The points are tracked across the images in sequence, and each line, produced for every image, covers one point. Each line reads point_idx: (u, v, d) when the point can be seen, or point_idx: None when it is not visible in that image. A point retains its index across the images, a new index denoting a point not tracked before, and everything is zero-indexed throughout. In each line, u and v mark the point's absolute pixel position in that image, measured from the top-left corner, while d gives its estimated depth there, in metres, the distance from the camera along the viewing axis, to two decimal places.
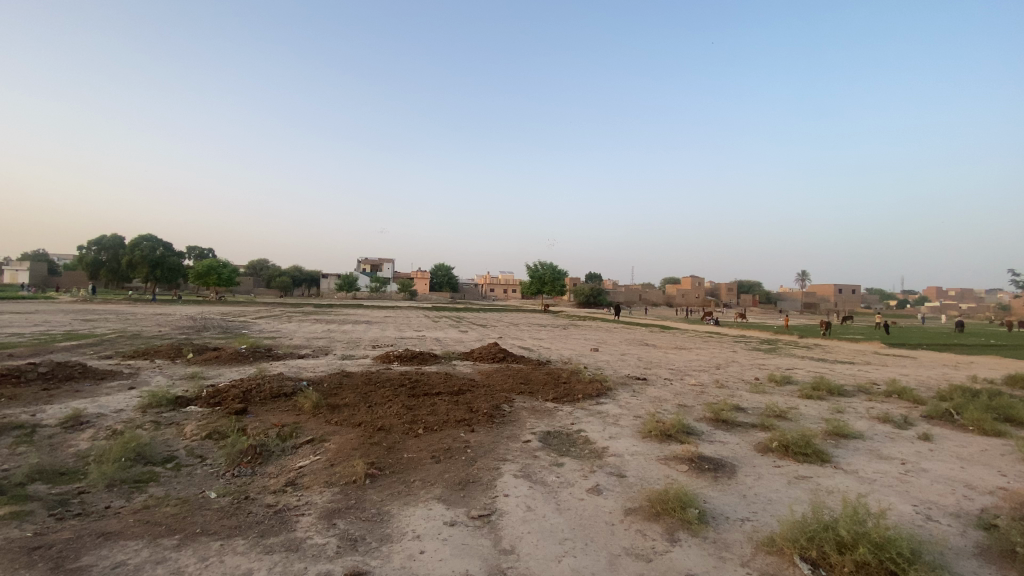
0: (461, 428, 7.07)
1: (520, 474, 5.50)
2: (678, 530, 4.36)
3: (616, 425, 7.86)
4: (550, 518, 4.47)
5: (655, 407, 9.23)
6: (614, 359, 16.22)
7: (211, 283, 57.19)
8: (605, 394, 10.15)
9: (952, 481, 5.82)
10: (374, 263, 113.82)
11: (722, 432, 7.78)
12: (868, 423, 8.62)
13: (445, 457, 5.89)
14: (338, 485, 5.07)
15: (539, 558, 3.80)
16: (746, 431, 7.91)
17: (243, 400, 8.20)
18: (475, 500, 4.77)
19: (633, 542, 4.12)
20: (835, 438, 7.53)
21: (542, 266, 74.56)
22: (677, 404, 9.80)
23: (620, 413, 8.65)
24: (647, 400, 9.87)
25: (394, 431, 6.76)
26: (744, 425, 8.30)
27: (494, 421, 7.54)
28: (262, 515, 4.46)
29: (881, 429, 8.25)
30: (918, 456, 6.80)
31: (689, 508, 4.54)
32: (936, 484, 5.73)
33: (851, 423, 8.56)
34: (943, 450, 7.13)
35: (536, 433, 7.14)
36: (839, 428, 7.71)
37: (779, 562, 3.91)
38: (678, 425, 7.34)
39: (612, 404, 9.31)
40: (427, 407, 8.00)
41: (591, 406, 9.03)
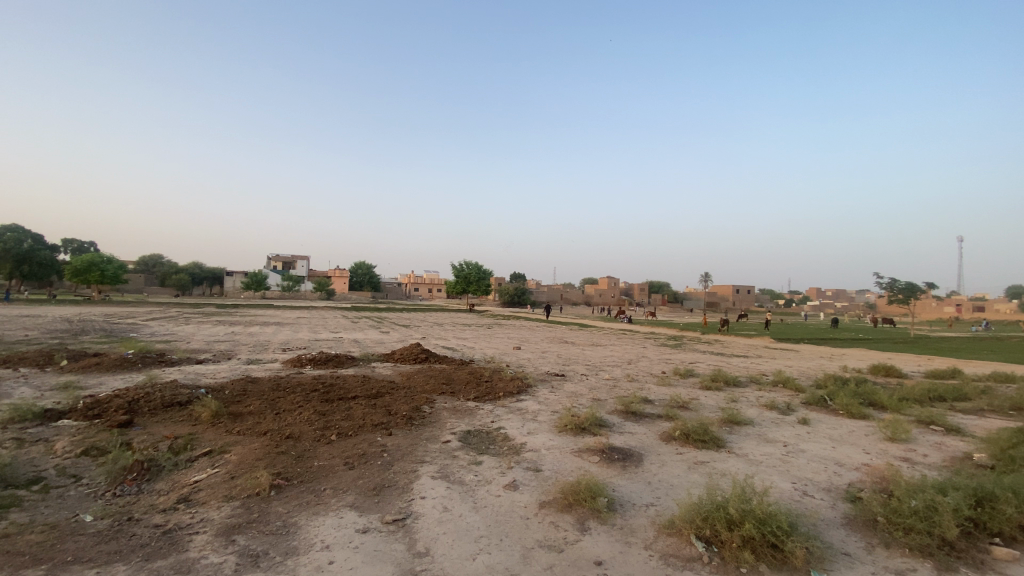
0: (377, 432, 6.87)
1: (438, 475, 5.44)
2: (588, 519, 4.55)
3: (534, 420, 8.04)
4: (466, 517, 4.47)
5: (572, 402, 9.55)
6: (535, 357, 16.58)
7: (93, 281, 50.80)
8: (525, 391, 10.35)
9: (825, 460, 6.59)
10: (289, 261, 107.54)
11: (632, 423, 8.24)
12: (758, 410, 9.51)
13: (359, 463, 5.69)
14: (239, 498, 4.72)
15: (453, 558, 3.79)
16: (653, 422, 8.43)
17: (129, 411, 7.39)
18: (390, 505, 4.66)
19: (546, 534, 4.24)
20: (730, 425, 8.25)
21: (466, 265, 74.46)
22: (592, 398, 10.22)
23: (538, 409, 8.87)
24: (564, 396, 10.19)
25: (303, 438, 6.42)
26: (652, 415, 8.84)
27: (413, 423, 7.41)
28: (149, 537, 4.05)
29: (768, 415, 9.16)
30: (798, 438, 7.62)
31: (599, 498, 4.76)
32: (812, 462, 6.45)
33: (744, 410, 9.41)
34: (818, 432, 8.05)
35: (455, 433, 7.11)
36: (733, 416, 8.45)
37: (677, 542, 4.21)
38: (591, 418, 7.66)
39: (531, 401, 9.51)
40: (342, 412, 7.69)
41: (510, 403, 9.17)
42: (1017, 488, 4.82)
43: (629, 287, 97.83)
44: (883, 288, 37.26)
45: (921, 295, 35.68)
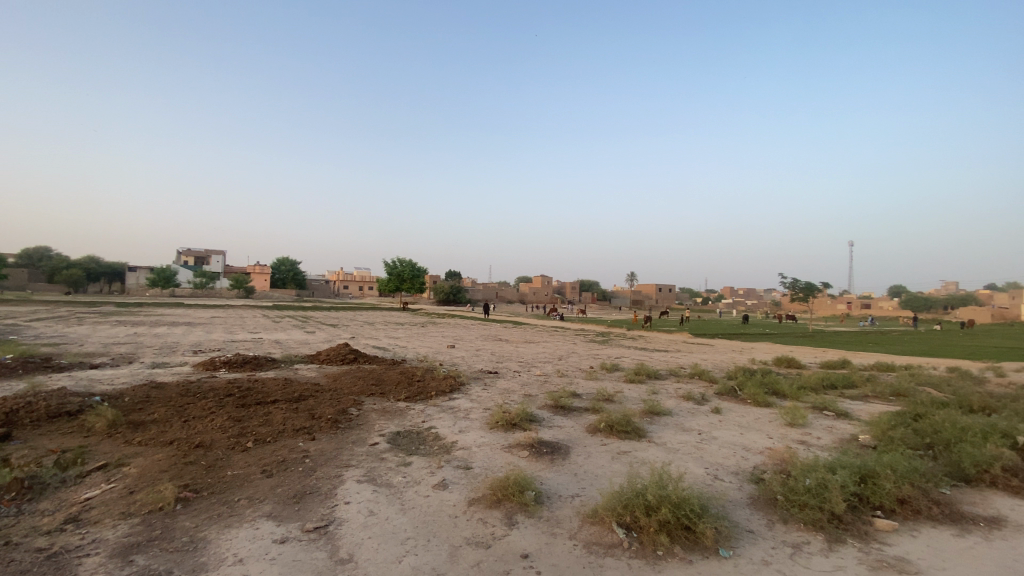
0: (299, 437, 6.56)
1: (363, 479, 5.29)
2: (516, 513, 4.63)
3: (465, 418, 8.03)
4: (393, 520, 4.39)
5: (503, 398, 9.64)
6: (468, 355, 16.56)
7: None
8: (457, 389, 10.32)
9: (735, 445, 7.14)
10: (204, 256, 99.79)
11: (561, 417, 8.47)
12: (677, 401, 10.11)
13: (279, 470, 5.41)
14: (139, 515, 4.32)
15: (378, 562, 3.71)
16: (581, 415, 8.72)
17: (5, 424, 6.51)
18: (311, 512, 4.47)
19: (474, 531, 4.25)
20: (651, 416, 8.71)
21: (399, 262, 72.84)
22: (524, 394, 10.39)
23: (470, 406, 8.88)
24: (496, 393, 10.27)
25: (216, 447, 5.99)
26: (580, 409, 9.14)
27: (338, 426, 7.15)
28: (27, 563, 3.59)
29: (686, 405, 9.77)
30: (712, 426, 8.19)
31: (526, 492, 4.86)
32: (723, 448, 6.96)
33: (664, 401, 9.98)
34: (728, 420, 8.70)
35: (384, 434, 6.95)
36: (654, 407, 8.92)
37: (600, 531, 4.40)
38: (522, 414, 7.77)
39: (462, 399, 9.49)
40: (261, 417, 7.26)
41: (442, 402, 9.10)
42: (891, 464, 5.47)
43: (562, 285, 100.32)
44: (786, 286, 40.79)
45: (818, 293, 39.47)
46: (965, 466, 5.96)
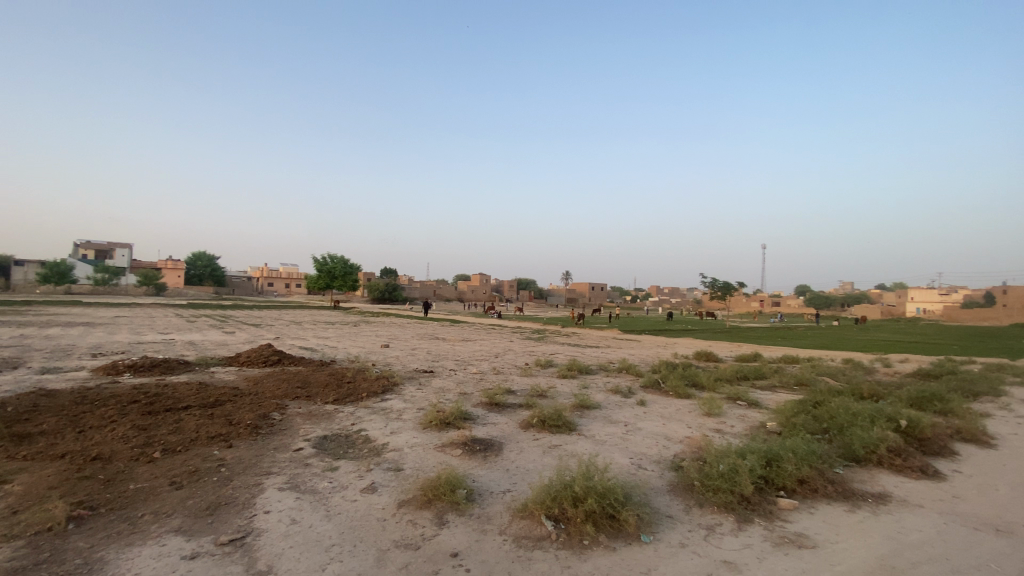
0: (214, 445, 6.14)
1: (285, 486, 5.05)
2: (447, 512, 4.61)
3: (397, 419, 7.88)
4: (317, 527, 4.23)
5: (437, 398, 9.55)
6: (402, 355, 16.24)
7: None
8: (389, 390, 10.09)
9: (658, 435, 7.54)
10: (106, 250, 90.48)
11: (494, 414, 8.53)
12: (606, 395, 10.51)
13: (190, 481, 5.03)
14: (23, 537, 3.85)
15: (300, 572, 3.56)
16: (514, 411, 8.83)
17: None
18: (226, 524, 4.20)
19: (402, 533, 4.20)
20: (581, 410, 8.99)
21: (331, 258, 69.99)
22: (458, 392, 10.35)
23: (402, 407, 8.72)
24: (430, 392, 10.16)
25: (116, 459, 5.47)
26: (513, 405, 9.25)
27: (258, 432, 6.77)
28: None
29: (614, 398, 10.19)
30: (638, 418, 8.59)
31: (457, 490, 4.85)
32: (647, 438, 7.32)
33: (594, 395, 10.33)
34: (653, 411, 9.16)
35: (309, 439, 6.66)
36: (584, 401, 9.22)
37: (529, 524, 4.49)
38: (455, 412, 7.74)
39: (395, 399, 9.30)
40: (170, 426, 6.71)
41: (373, 404, 8.86)
42: (793, 447, 6.01)
43: (499, 284, 100.88)
44: (706, 285, 43.52)
45: (734, 292, 42.46)
46: (855, 447, 6.66)
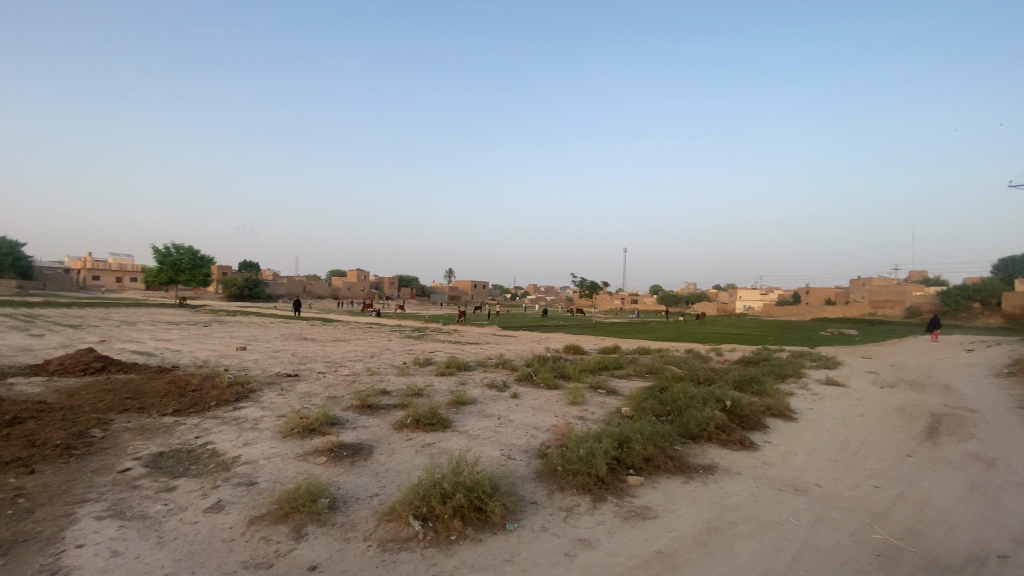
0: (7, 472, 5.02)
1: (107, 514, 4.33)
2: (306, 524, 4.34)
3: (254, 429, 7.19)
4: (147, 557, 3.71)
5: (302, 403, 8.90)
6: (263, 357, 14.84)
7: None
8: (246, 397, 9.15)
9: (528, 426, 7.89)
10: None
11: (365, 417, 8.21)
12: (481, 390, 10.71)
13: None
14: None
15: None
16: (387, 412, 8.58)
17: None
18: (21, 567, 3.48)
19: (253, 553, 3.85)
20: (456, 406, 9.06)
21: (177, 249, 61.26)
22: (326, 396, 9.76)
23: (260, 415, 7.97)
24: (294, 397, 9.43)
25: None
26: (386, 406, 8.99)
27: (71, 454, 5.69)
28: None
29: (489, 393, 10.44)
30: (510, 411, 8.90)
31: (319, 500, 4.59)
32: (518, 430, 7.64)
33: (469, 391, 10.48)
34: (525, 404, 9.57)
35: (141, 457, 5.78)
36: (459, 397, 9.30)
37: (396, 527, 4.42)
38: (321, 417, 7.28)
39: (251, 407, 8.47)
40: None
41: (225, 413, 7.97)
42: (642, 429, 6.72)
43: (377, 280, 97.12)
44: (576, 285, 46.65)
45: (602, 291, 46.05)
46: (691, 425, 7.66)
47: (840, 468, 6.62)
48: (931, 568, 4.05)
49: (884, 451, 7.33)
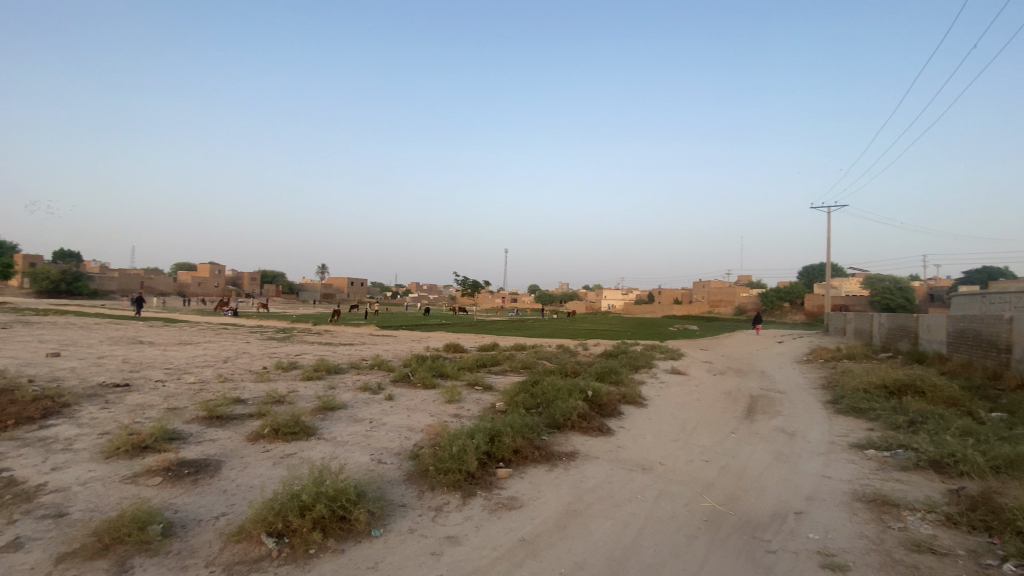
0: None
1: None
2: (132, 556, 3.77)
3: (65, 451, 6.02)
4: None
5: (133, 417, 7.67)
6: (83, 365, 12.48)
7: None
8: (56, 413, 7.63)
9: (400, 428, 7.74)
10: None
11: (215, 429, 7.34)
12: (352, 394, 10.23)
13: None
14: None
15: None
16: (242, 423, 7.77)
17: None
18: None
19: None
20: (323, 412, 8.54)
21: None
22: (166, 407, 8.53)
23: (75, 434, 6.70)
24: (124, 411, 8.09)
25: None
26: (241, 416, 8.14)
27: None
28: None
29: (360, 396, 10.01)
30: (383, 414, 8.63)
31: (151, 526, 4.01)
32: (389, 433, 7.44)
33: (339, 395, 9.94)
34: (398, 405, 9.35)
35: None
36: (327, 402, 8.77)
37: (246, 547, 4.04)
38: (158, 432, 6.36)
39: (62, 425, 7.08)
40: None
41: (24, 434, 6.56)
42: (512, 423, 6.98)
43: (238, 276, 87.55)
44: (459, 284, 46.95)
45: (482, 290, 46.91)
46: (557, 416, 8.15)
47: (680, 446, 7.54)
48: (744, 527, 4.80)
49: (715, 430, 8.53)
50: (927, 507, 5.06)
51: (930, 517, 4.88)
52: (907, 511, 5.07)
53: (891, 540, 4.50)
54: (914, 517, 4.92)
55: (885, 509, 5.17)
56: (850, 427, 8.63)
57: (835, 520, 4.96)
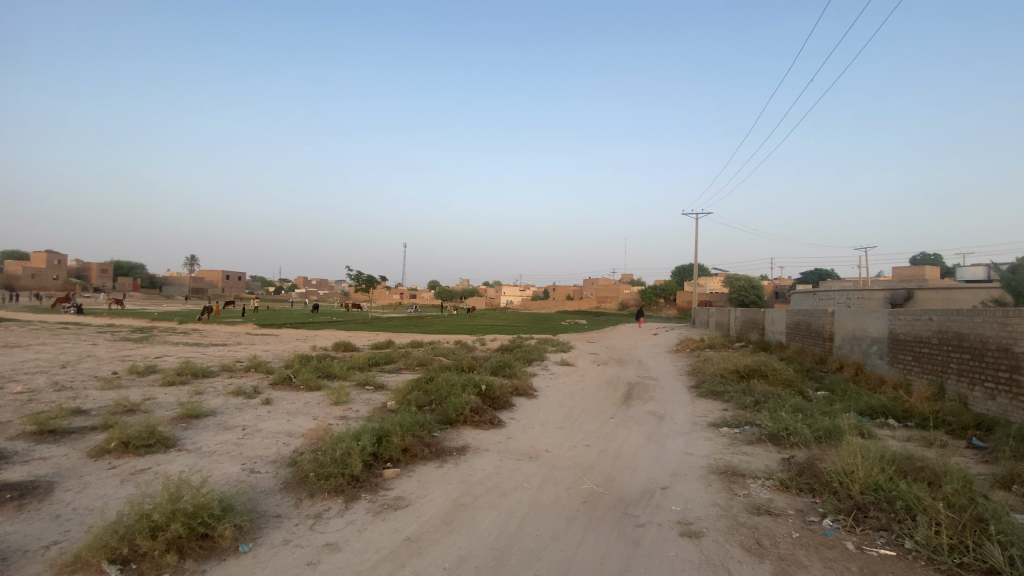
0: None
1: None
2: None
3: None
4: None
5: None
6: None
7: None
8: None
9: (278, 434, 7.17)
10: None
11: (43, 446, 6.20)
12: (224, 399, 9.26)
13: None
14: None
15: None
16: (81, 437, 6.66)
17: None
18: None
19: None
20: (186, 420, 7.63)
21: None
22: None
23: None
24: None
25: None
26: (81, 430, 6.97)
27: None
28: None
29: (233, 401, 9.11)
30: (258, 419, 7.94)
31: None
32: (265, 440, 6.87)
33: (207, 402, 8.95)
34: (278, 409, 8.66)
35: None
36: (192, 409, 7.85)
37: None
38: None
39: None
40: None
41: None
42: (401, 422, 6.82)
43: (82, 267, 74.95)
44: (351, 280, 44.77)
45: (377, 286, 45.19)
46: (449, 412, 8.13)
47: (565, 434, 7.94)
48: (618, 505, 5.19)
49: (596, 416, 9.11)
50: (766, 475, 5.88)
51: (768, 483, 5.67)
52: (751, 479, 5.85)
53: (738, 506, 5.16)
54: (756, 485, 5.69)
55: (734, 479, 5.90)
56: (709, 408, 9.73)
57: (695, 492, 5.56)
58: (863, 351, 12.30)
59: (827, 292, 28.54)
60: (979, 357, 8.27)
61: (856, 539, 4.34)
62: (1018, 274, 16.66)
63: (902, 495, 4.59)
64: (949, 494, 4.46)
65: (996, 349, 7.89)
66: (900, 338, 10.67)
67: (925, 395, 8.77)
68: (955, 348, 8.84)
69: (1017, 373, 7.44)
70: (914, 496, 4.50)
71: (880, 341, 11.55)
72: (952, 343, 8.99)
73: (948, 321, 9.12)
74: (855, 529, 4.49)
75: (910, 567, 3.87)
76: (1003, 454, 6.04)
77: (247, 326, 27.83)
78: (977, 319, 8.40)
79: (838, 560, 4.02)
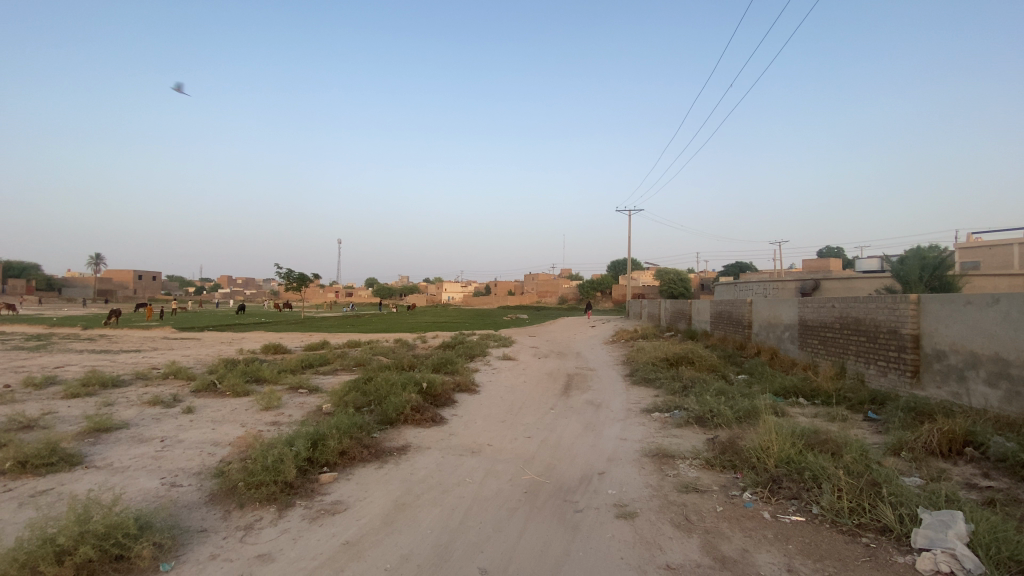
0: None
1: None
2: None
3: None
4: None
5: None
6: None
7: None
8: None
9: (202, 444, 6.73)
10: None
11: None
12: (139, 410, 8.54)
13: None
14: None
15: None
16: None
17: None
18: None
19: None
20: (94, 435, 6.95)
21: None
22: None
23: None
24: None
25: None
26: None
27: None
28: None
29: (149, 412, 8.42)
30: (179, 430, 7.40)
31: None
32: (187, 451, 6.42)
33: (120, 414, 8.22)
34: (201, 418, 8.09)
35: None
36: (101, 423, 7.16)
37: None
38: None
39: None
40: None
41: None
42: (338, 425, 6.63)
43: None
44: (280, 277, 42.43)
45: (310, 283, 43.30)
46: (389, 412, 7.98)
47: (506, 427, 8.03)
48: (557, 492, 5.34)
49: (537, 408, 9.28)
50: (693, 455, 6.28)
51: (695, 462, 6.06)
52: (680, 460, 6.22)
53: (669, 485, 5.47)
54: (685, 464, 6.06)
55: (665, 460, 6.26)
56: (642, 395, 10.22)
57: (629, 475, 5.84)
58: (778, 336, 13.36)
59: (746, 283, 30.57)
60: (873, 339, 9.24)
61: (771, 508, 4.74)
62: (906, 264, 18.71)
63: (810, 465, 5.07)
64: (849, 462, 4.98)
65: (887, 331, 8.85)
66: (808, 324, 11.70)
67: (829, 374, 9.72)
68: (854, 332, 9.84)
69: (904, 352, 8.39)
70: (820, 466, 4.99)
71: (791, 327, 12.62)
72: (851, 327, 9.98)
73: (848, 307, 10.11)
74: (771, 498, 4.91)
75: (818, 530, 4.29)
76: (893, 424, 6.82)
77: (166, 329, 25.71)
78: (871, 305, 9.38)
79: (757, 529, 4.38)
